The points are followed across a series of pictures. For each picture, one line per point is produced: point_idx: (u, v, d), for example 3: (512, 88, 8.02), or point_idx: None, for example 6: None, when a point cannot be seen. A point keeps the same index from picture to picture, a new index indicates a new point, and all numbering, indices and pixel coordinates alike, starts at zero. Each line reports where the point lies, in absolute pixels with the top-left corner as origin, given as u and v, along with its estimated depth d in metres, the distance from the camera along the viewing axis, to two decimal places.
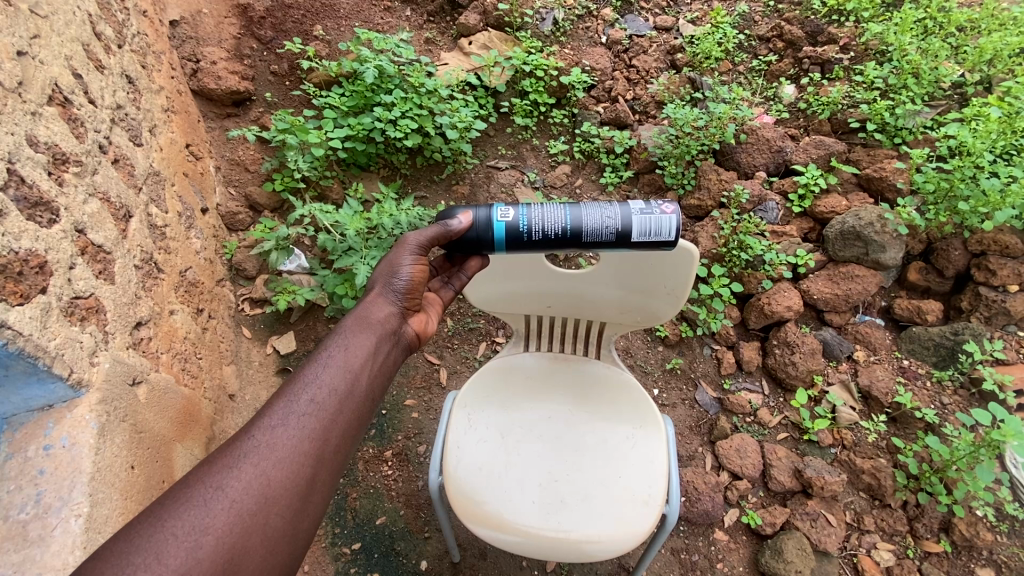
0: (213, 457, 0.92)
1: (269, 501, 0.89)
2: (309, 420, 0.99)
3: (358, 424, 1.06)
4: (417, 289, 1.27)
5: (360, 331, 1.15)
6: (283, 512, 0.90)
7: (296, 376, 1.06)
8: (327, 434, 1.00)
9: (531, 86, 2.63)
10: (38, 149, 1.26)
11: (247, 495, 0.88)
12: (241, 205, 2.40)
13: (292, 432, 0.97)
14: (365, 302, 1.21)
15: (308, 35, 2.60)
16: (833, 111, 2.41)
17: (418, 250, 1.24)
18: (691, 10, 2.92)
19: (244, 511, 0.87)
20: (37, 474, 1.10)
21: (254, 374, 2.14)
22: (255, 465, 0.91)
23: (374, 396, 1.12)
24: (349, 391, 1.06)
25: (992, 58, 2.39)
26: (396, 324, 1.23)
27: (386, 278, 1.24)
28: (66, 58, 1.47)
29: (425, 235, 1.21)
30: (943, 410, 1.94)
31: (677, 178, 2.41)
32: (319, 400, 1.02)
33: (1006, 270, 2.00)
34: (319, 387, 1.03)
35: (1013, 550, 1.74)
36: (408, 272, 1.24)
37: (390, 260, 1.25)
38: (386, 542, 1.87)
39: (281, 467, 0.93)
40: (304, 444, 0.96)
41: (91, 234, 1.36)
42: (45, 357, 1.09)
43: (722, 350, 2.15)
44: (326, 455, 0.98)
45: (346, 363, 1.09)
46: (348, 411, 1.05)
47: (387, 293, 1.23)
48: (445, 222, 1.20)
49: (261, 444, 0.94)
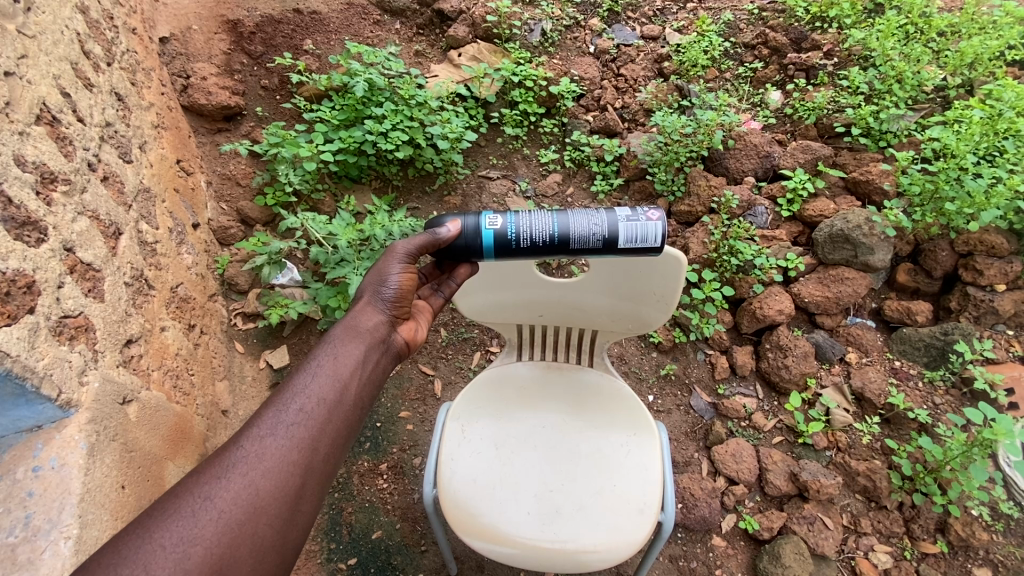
0: (201, 467, 0.91)
1: (257, 511, 0.89)
2: (297, 429, 0.98)
3: (347, 432, 1.06)
4: (406, 297, 1.26)
5: (349, 340, 1.15)
6: (271, 523, 0.90)
7: (285, 385, 1.05)
8: (316, 443, 0.99)
9: (521, 97, 2.65)
10: (25, 168, 1.26)
11: (235, 505, 0.88)
12: (233, 219, 2.40)
13: (281, 442, 0.96)
14: (354, 310, 1.21)
15: (298, 50, 2.61)
16: (818, 116, 2.44)
17: (407, 258, 1.22)
18: (677, 19, 2.95)
19: (233, 522, 0.86)
20: (25, 496, 1.08)
21: (248, 389, 2.13)
22: (244, 475, 0.91)
23: (364, 404, 1.11)
24: (338, 399, 1.06)
25: (973, 62, 2.42)
26: (385, 331, 1.22)
27: (375, 286, 1.23)
28: (54, 77, 1.48)
29: (414, 244, 1.19)
30: (935, 410, 1.95)
31: (667, 185, 2.43)
32: (308, 409, 1.01)
33: (993, 269, 2.02)
34: (308, 396, 1.03)
35: (1009, 549, 1.75)
36: (398, 280, 1.23)
37: (379, 268, 1.24)
38: (383, 556, 1.86)
39: (270, 476, 0.92)
40: (293, 453, 0.96)
41: (80, 252, 1.36)
42: (33, 378, 1.08)
43: (715, 355, 2.16)
44: (315, 463, 0.98)
45: (335, 370, 1.09)
46: (337, 419, 1.04)
47: (376, 302, 1.23)
48: (434, 229, 1.20)
49: (250, 454, 0.93)
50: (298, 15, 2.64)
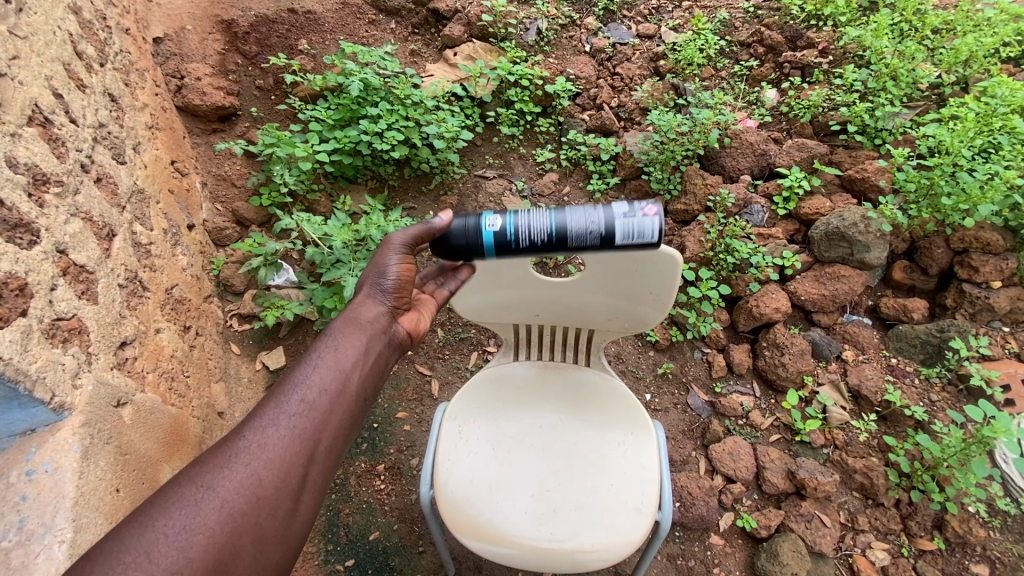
0: (204, 457, 0.91)
1: (260, 502, 0.88)
2: (300, 419, 0.98)
3: (351, 422, 1.05)
4: (406, 287, 1.26)
5: (350, 331, 1.14)
6: (274, 514, 0.89)
7: (287, 374, 1.05)
8: (319, 433, 0.99)
9: (516, 96, 2.65)
10: (17, 170, 1.25)
11: (238, 495, 0.87)
12: (228, 220, 2.39)
13: (283, 431, 0.96)
14: (355, 302, 1.21)
15: (293, 50, 2.60)
16: (814, 114, 2.45)
17: (404, 248, 1.24)
18: (673, 17, 2.95)
19: (236, 512, 0.86)
20: (19, 500, 1.08)
21: (244, 391, 2.12)
22: (246, 465, 0.90)
23: (366, 395, 1.11)
24: (341, 389, 1.05)
25: (968, 59, 2.42)
26: (387, 322, 1.22)
27: (375, 277, 1.24)
28: (46, 78, 1.46)
29: (410, 235, 1.22)
30: (931, 407, 1.96)
31: (663, 184, 2.42)
32: (310, 399, 1.01)
33: (988, 267, 2.03)
34: (309, 386, 1.03)
35: (1005, 545, 1.75)
36: (397, 271, 1.24)
37: (378, 259, 1.25)
38: (380, 557, 1.85)
39: (273, 467, 0.92)
40: (296, 444, 0.96)
41: (73, 254, 1.35)
42: (26, 381, 1.08)
43: (712, 353, 2.16)
44: (319, 453, 0.98)
45: (337, 360, 1.08)
46: (341, 409, 1.04)
47: (375, 293, 1.23)
48: (428, 219, 1.22)
49: (252, 444, 0.93)
50: (293, 15, 2.63)
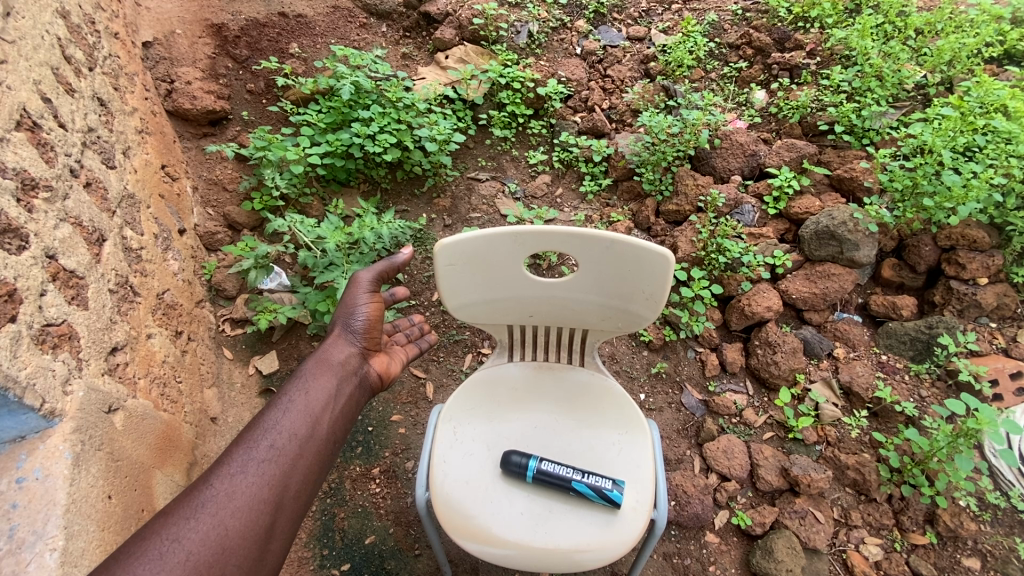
0: (173, 510, 1.03)
1: (226, 551, 1.01)
2: (267, 468, 1.13)
3: (317, 467, 1.22)
4: (374, 328, 1.51)
5: (321, 375, 1.35)
6: (239, 562, 1.02)
7: (256, 427, 1.20)
8: (286, 479, 1.14)
9: (508, 98, 2.67)
10: (4, 174, 1.24)
11: (204, 547, 0.99)
12: (220, 224, 2.38)
13: (251, 480, 1.10)
14: (325, 345, 1.43)
15: (283, 54, 2.60)
16: (802, 115, 2.48)
17: (370, 287, 1.52)
18: (663, 20, 2.98)
19: (201, 563, 0.98)
20: (9, 508, 1.06)
21: (237, 396, 2.11)
22: (214, 515, 1.03)
23: (332, 440, 1.28)
24: (309, 434, 1.23)
25: (951, 59, 2.46)
26: (355, 363, 1.44)
27: (346, 321, 1.48)
28: (34, 83, 1.45)
29: (375, 271, 1.54)
30: (921, 402, 1.98)
31: (655, 185, 2.44)
32: (279, 445, 1.17)
33: (975, 263, 2.05)
34: (279, 433, 1.19)
35: (996, 538, 1.76)
36: (365, 312, 1.49)
37: (348, 301, 1.49)
38: (376, 561, 1.84)
39: (240, 514, 1.05)
40: (263, 491, 1.10)
41: (63, 259, 1.34)
42: (16, 388, 1.06)
43: (705, 352, 2.17)
44: (284, 499, 1.12)
45: (306, 408, 1.26)
46: (308, 454, 1.20)
47: (345, 335, 1.47)
48: (390, 257, 1.55)
49: (220, 494, 1.06)
50: (283, 19, 2.63)
